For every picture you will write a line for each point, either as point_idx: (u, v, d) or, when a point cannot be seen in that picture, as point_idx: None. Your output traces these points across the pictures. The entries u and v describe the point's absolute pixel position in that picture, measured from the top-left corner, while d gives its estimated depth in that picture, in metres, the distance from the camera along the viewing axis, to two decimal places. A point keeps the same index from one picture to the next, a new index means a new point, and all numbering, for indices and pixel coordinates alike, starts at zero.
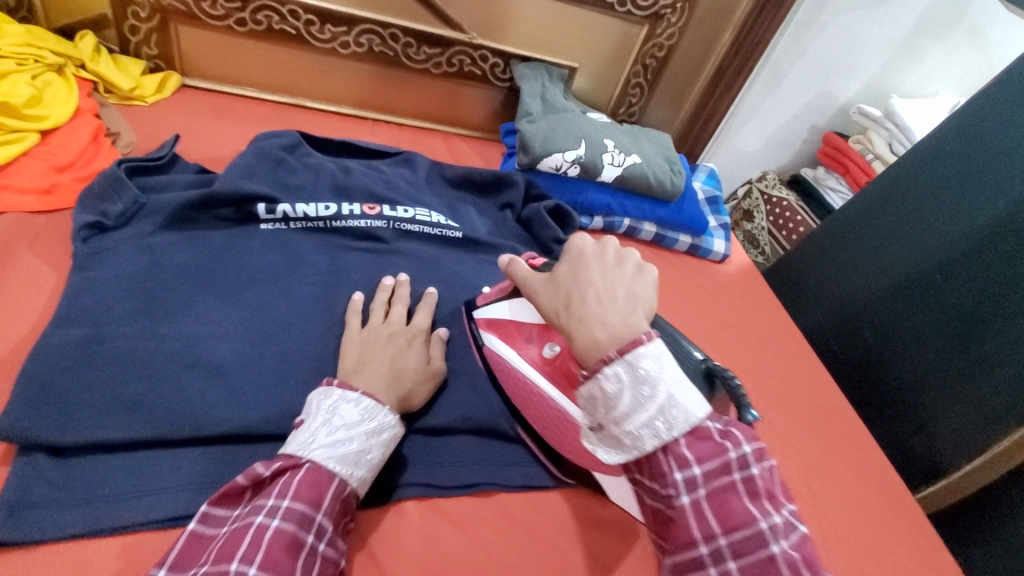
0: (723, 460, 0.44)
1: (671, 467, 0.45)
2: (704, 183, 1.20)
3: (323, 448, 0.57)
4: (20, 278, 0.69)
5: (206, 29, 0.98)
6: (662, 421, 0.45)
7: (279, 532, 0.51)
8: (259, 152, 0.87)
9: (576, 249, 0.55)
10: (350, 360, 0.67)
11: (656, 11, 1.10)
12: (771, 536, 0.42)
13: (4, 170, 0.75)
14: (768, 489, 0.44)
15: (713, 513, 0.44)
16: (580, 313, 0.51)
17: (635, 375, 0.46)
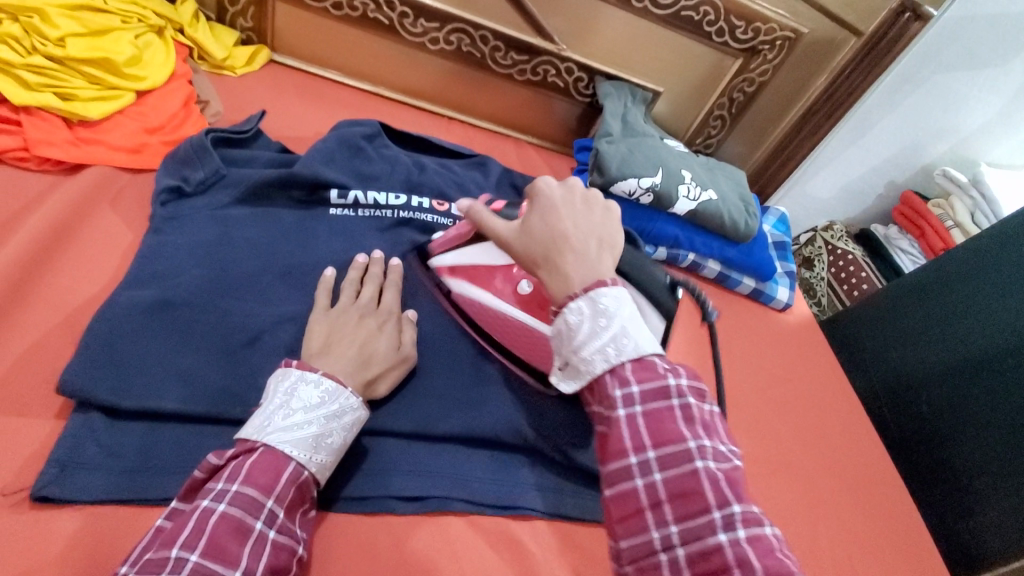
0: (662, 385, 0.49)
1: (614, 385, 0.50)
2: (773, 228, 1.16)
3: (279, 432, 0.54)
4: (99, 231, 0.69)
5: (302, 8, 0.98)
6: (614, 347, 0.50)
7: (225, 516, 0.48)
8: (339, 138, 0.87)
9: (546, 195, 0.58)
10: (316, 341, 0.64)
11: (754, 46, 1.06)
12: (697, 454, 0.47)
13: (97, 126, 0.74)
14: (701, 418, 0.49)
15: (645, 429, 0.48)
16: (560, 265, 0.54)
17: (596, 307, 0.51)
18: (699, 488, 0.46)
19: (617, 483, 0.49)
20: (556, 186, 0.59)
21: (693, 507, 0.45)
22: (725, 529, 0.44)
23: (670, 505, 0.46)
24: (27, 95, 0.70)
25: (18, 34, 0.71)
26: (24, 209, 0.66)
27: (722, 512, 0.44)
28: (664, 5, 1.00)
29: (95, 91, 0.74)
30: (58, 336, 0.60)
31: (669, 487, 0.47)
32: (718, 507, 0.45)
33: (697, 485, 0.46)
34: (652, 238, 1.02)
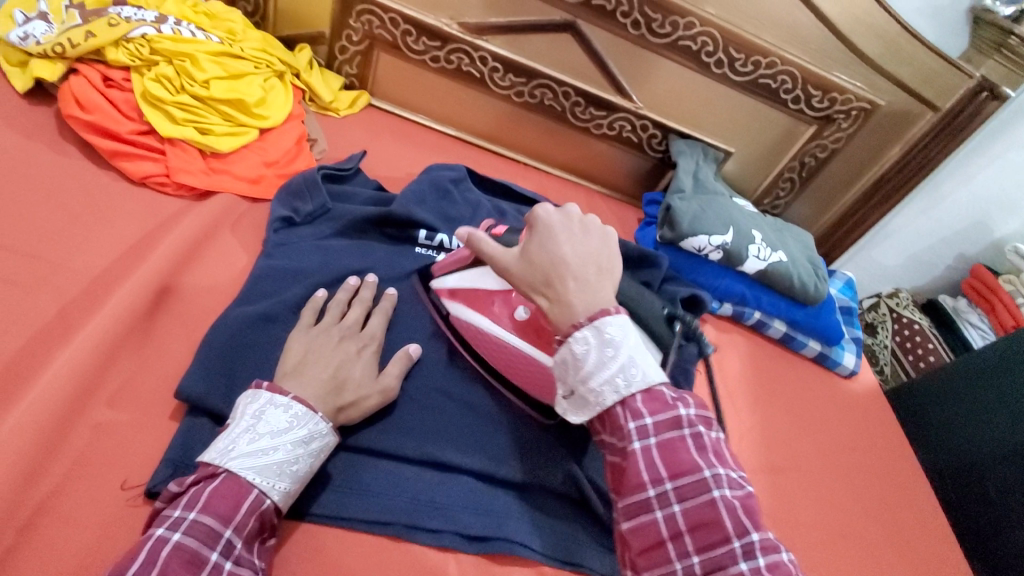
0: (673, 416, 0.52)
1: (626, 418, 0.52)
2: (840, 292, 1.16)
3: (241, 458, 0.54)
4: (218, 253, 0.76)
5: (403, 59, 1.07)
6: (622, 378, 0.52)
7: (178, 547, 0.48)
8: (431, 181, 0.93)
9: (544, 220, 0.57)
10: (290, 360, 0.63)
11: (828, 114, 1.09)
12: (712, 482, 0.49)
13: (226, 158, 0.82)
14: (712, 447, 0.52)
15: (661, 460, 0.51)
16: (563, 293, 0.55)
17: (601, 337, 0.53)
18: (717, 517, 0.48)
19: (636, 516, 0.51)
20: (554, 211, 0.58)
21: (713, 535, 0.48)
22: (745, 559, 0.46)
23: (690, 536, 0.48)
24: (172, 128, 0.78)
25: (171, 75, 0.80)
26: (159, 228, 0.74)
27: (741, 540, 0.46)
28: (742, 72, 1.04)
29: (226, 127, 0.82)
30: (178, 346, 0.66)
31: (688, 518, 0.49)
32: (737, 536, 0.47)
33: (714, 515, 0.48)
34: (719, 294, 1.03)
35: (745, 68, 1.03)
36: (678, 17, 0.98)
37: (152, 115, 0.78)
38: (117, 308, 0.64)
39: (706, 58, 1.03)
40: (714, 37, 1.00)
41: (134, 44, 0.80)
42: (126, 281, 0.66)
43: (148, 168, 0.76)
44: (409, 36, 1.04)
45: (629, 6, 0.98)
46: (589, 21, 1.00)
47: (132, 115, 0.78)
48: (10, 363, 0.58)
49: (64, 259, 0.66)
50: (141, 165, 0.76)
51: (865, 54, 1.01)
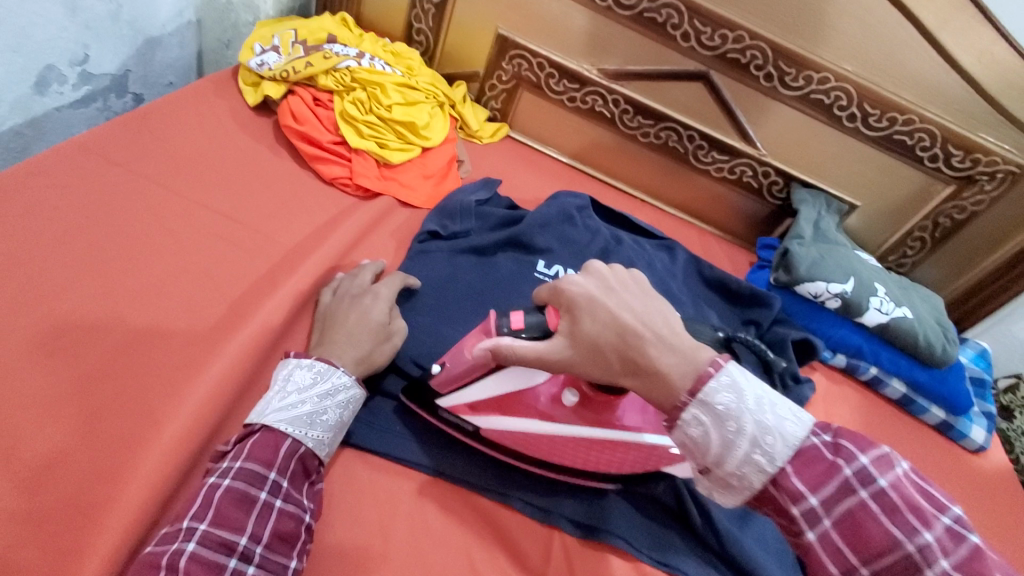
0: (839, 481, 0.46)
1: (787, 501, 0.48)
2: (971, 361, 1.09)
3: (275, 413, 0.62)
4: (378, 245, 0.89)
5: (542, 98, 1.20)
6: (761, 454, 0.48)
7: (228, 491, 0.56)
8: (559, 207, 1.03)
9: (584, 297, 0.55)
10: (314, 337, 0.72)
11: (970, 175, 1.06)
12: (921, 561, 0.42)
13: (394, 169, 0.98)
14: (907, 503, 0.44)
15: (844, 541, 0.46)
16: (643, 361, 0.51)
17: (715, 415, 0.48)
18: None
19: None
20: (581, 282, 0.57)
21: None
22: None
23: None
24: (359, 140, 0.95)
25: (364, 99, 0.98)
26: (337, 218, 0.89)
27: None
28: (876, 128, 1.05)
29: (399, 143, 0.98)
30: None
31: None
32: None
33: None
34: (834, 344, 1.02)
35: (879, 123, 1.04)
36: (813, 72, 1.02)
37: (345, 129, 0.95)
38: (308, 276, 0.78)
39: (838, 111, 1.05)
40: (848, 92, 1.02)
41: (340, 74, 0.99)
42: (315, 256, 0.81)
43: (337, 171, 0.93)
44: (552, 79, 1.17)
45: (763, 59, 1.03)
46: (722, 71, 1.07)
47: (331, 129, 0.96)
48: (231, 306, 0.73)
49: (269, 233, 0.83)
50: (332, 168, 0.93)
51: (1016, 116, 0.98)
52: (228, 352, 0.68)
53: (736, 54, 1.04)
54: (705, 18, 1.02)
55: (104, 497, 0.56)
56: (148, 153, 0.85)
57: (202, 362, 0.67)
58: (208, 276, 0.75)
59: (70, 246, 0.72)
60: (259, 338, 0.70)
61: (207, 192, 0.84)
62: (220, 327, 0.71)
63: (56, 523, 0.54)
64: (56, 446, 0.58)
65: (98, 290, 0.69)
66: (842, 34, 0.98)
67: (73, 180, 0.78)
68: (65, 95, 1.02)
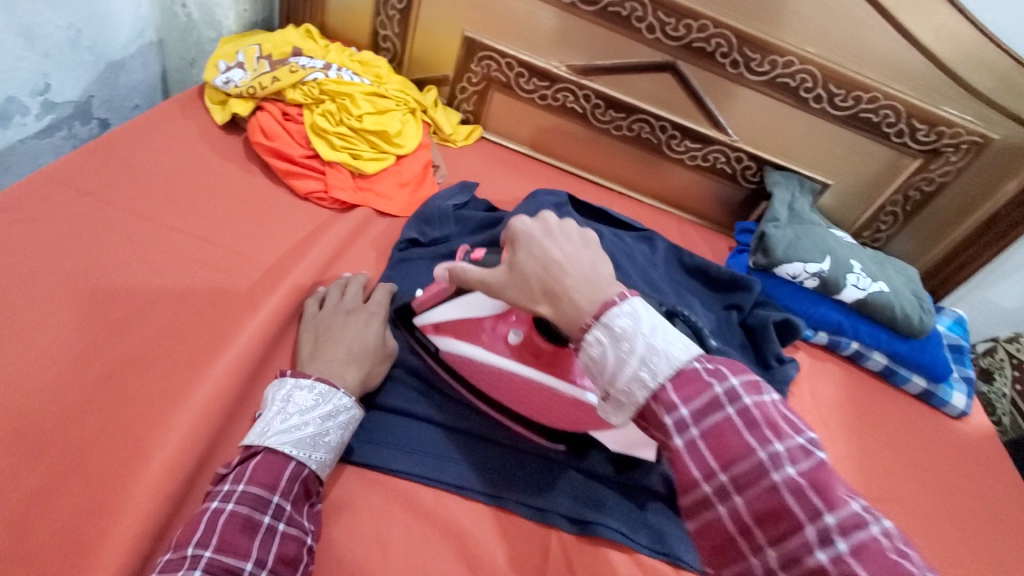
0: (751, 461, 0.44)
1: (694, 471, 0.47)
2: (949, 329, 1.12)
3: (278, 435, 0.62)
4: (358, 257, 0.89)
5: (514, 97, 1.20)
6: (647, 369, 0.48)
7: (232, 515, 0.55)
8: (538, 207, 1.04)
9: (522, 232, 0.56)
10: (307, 349, 0.72)
11: (936, 148, 1.08)
12: (816, 542, 0.41)
13: (369, 179, 0.98)
14: (813, 485, 0.42)
15: (752, 519, 0.44)
16: (561, 295, 0.52)
17: (613, 334, 0.49)
18: (783, 504, 0.43)
19: (698, 515, 0.47)
20: (529, 220, 0.57)
21: (782, 527, 0.42)
22: None
23: None
24: (331, 153, 0.94)
25: (334, 111, 0.97)
26: (314, 233, 0.89)
27: (815, 526, 0.41)
28: (842, 107, 1.07)
29: (372, 154, 0.98)
30: None
31: (751, 510, 0.44)
32: (810, 521, 0.41)
33: (778, 501, 0.43)
34: (814, 322, 1.04)
35: (844, 103, 1.06)
36: (778, 56, 1.04)
37: (316, 142, 0.95)
38: (289, 294, 0.78)
39: (805, 93, 1.07)
40: (813, 74, 1.04)
41: (308, 86, 0.98)
42: (294, 272, 0.81)
43: (311, 186, 0.93)
44: (522, 78, 1.17)
45: (728, 47, 1.04)
46: (689, 61, 1.08)
47: (303, 143, 0.96)
48: (213, 329, 0.73)
49: (247, 253, 0.82)
50: (306, 183, 0.93)
51: (976, 88, 1.00)
52: (213, 376, 0.67)
53: (701, 43, 1.05)
54: (669, 9, 1.03)
55: (95, 533, 0.55)
56: (117, 180, 0.84)
57: (187, 389, 0.67)
58: (187, 300, 0.74)
59: (43, 281, 0.70)
60: (244, 359, 0.70)
61: (181, 216, 0.83)
62: (203, 351, 0.70)
63: (47, 565, 0.53)
64: (44, 485, 0.57)
65: (75, 324, 0.68)
66: (804, 17, 1.00)
67: (41, 213, 0.76)
68: (27, 125, 1.00)
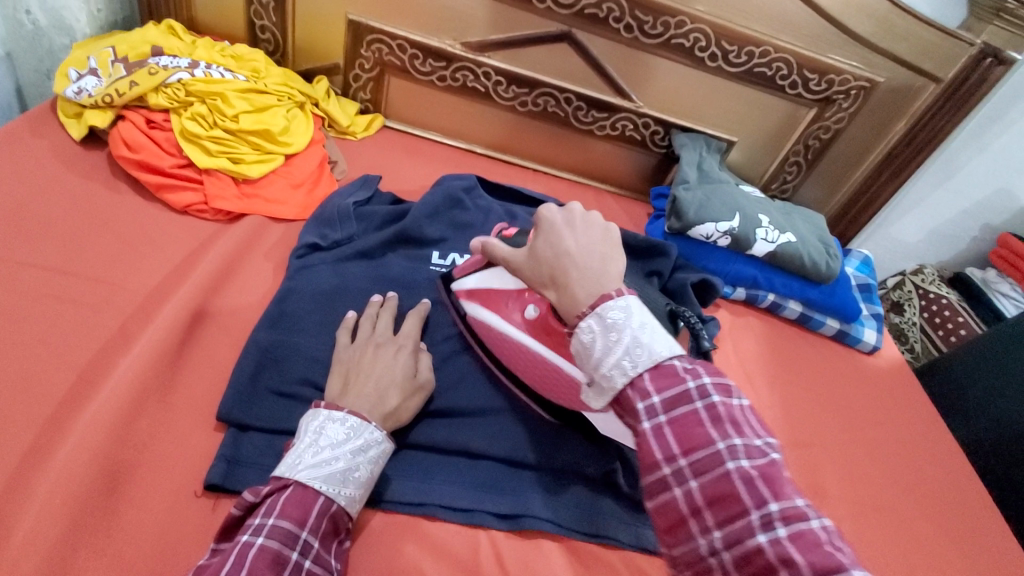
0: (683, 390, 0.45)
1: (635, 399, 0.46)
2: (857, 271, 1.16)
3: (308, 469, 0.57)
4: (250, 268, 0.82)
5: (411, 81, 1.15)
6: (629, 361, 0.47)
7: (262, 549, 0.51)
8: (444, 192, 0.98)
9: (546, 221, 0.55)
10: (336, 384, 0.66)
11: (828, 95, 1.11)
12: (727, 455, 0.43)
13: (256, 183, 0.91)
14: (731, 416, 0.45)
15: (674, 437, 0.44)
16: (563, 285, 0.51)
17: (604, 322, 0.48)
18: (734, 490, 0.42)
19: (657, 495, 0.45)
20: (556, 207, 0.55)
21: (731, 512, 0.42)
22: (767, 530, 0.40)
23: (709, 511, 0.43)
24: (208, 159, 0.87)
25: (205, 113, 0.90)
26: (199, 249, 0.82)
27: (759, 513, 0.41)
28: (737, 64, 1.07)
29: (255, 155, 0.91)
30: (220, 351, 0.72)
31: (706, 494, 0.43)
32: (722, 441, 0.44)
33: (731, 488, 0.42)
34: (731, 279, 1.06)
35: (739, 59, 1.07)
36: (669, 17, 1.02)
37: (189, 149, 0.87)
38: (171, 321, 0.71)
39: (700, 53, 1.07)
40: (706, 33, 1.04)
41: (172, 88, 0.90)
42: (177, 296, 0.74)
43: (189, 198, 0.85)
44: (417, 59, 1.11)
45: (620, 11, 1.02)
46: (584, 29, 1.06)
47: (173, 151, 0.88)
48: (84, 372, 0.65)
49: (120, 281, 0.74)
50: (183, 196, 0.85)
51: (858, 34, 1.03)
52: (83, 424, 0.60)
53: (593, 9, 1.02)
54: None
55: None
56: None
57: (54, 443, 0.59)
58: (51, 343, 0.66)
59: None
60: (120, 401, 0.63)
61: (37, 248, 0.74)
62: (72, 400, 0.63)
63: None
64: None
65: None
66: None
67: None
68: None
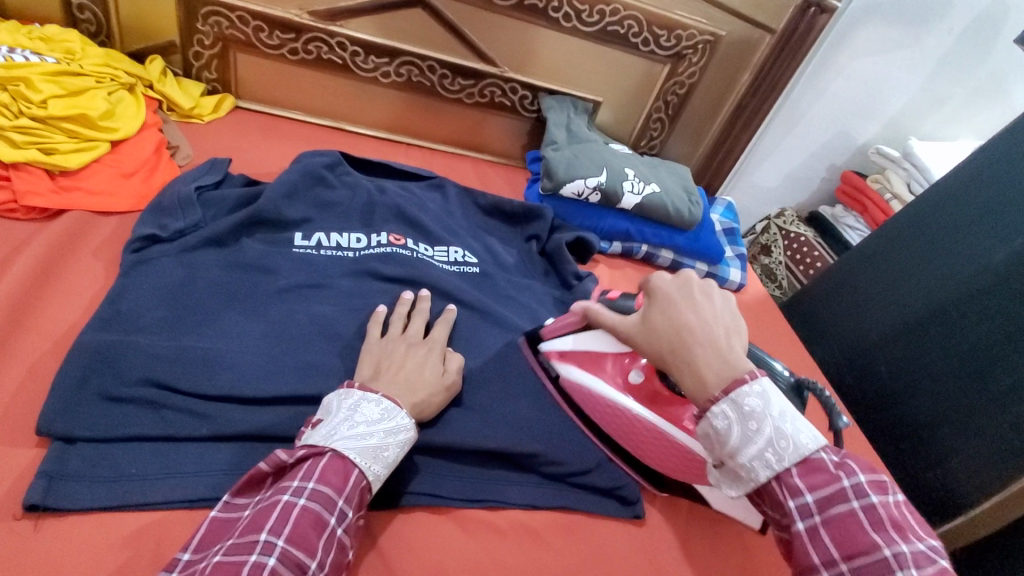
0: (836, 489, 0.50)
1: (786, 496, 0.51)
2: (721, 216, 1.24)
3: (344, 440, 0.57)
4: (74, 269, 0.74)
5: (260, 56, 1.07)
6: (773, 453, 0.52)
7: (306, 509, 0.52)
8: (304, 169, 0.93)
9: (661, 291, 0.59)
10: (367, 368, 0.67)
11: (678, 51, 1.16)
12: (896, 563, 0.46)
13: (77, 175, 0.82)
14: (893, 520, 0.48)
15: (833, 542, 0.49)
16: (690, 361, 0.55)
17: (741, 411, 0.52)
18: None
19: None
20: (670, 278, 0.60)
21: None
22: None
23: None
24: (13, 152, 0.77)
25: (6, 101, 0.80)
26: (9, 253, 0.72)
27: None
28: (591, 23, 1.10)
29: (73, 143, 0.82)
30: (39, 361, 0.64)
31: None
32: (886, 545, 0.47)
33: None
34: (605, 233, 1.09)
35: (592, 18, 1.09)
36: None
37: None
38: None
39: (554, 13, 1.07)
40: None
41: None
42: None
43: None
44: (262, 31, 1.04)
45: None
46: None
47: None
48: None
49: None
50: None
51: None
52: None
53: None
54: None
55: None
56: None
57: None
58: None
59: None
60: None
61: None
62: None
63: None
64: None
65: None
66: None
67: None
68: None
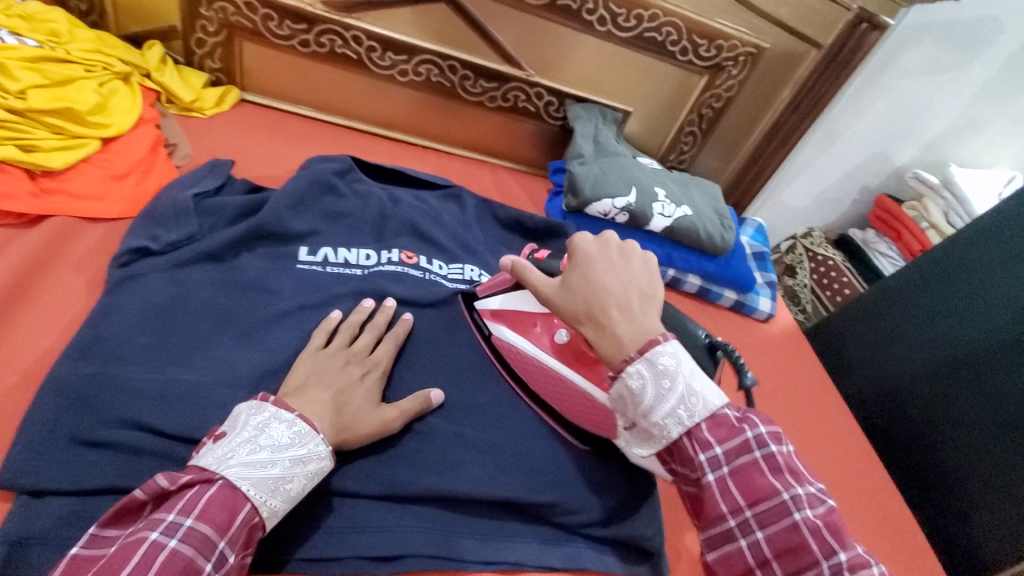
0: (744, 441, 0.47)
1: (695, 450, 0.48)
2: (752, 239, 1.18)
3: (240, 466, 0.48)
4: (53, 286, 0.67)
5: (269, 46, 0.99)
6: (684, 410, 0.48)
7: (174, 554, 0.42)
8: (312, 176, 0.85)
9: (581, 253, 0.55)
10: (293, 382, 0.61)
11: (717, 62, 1.08)
12: (795, 505, 0.45)
13: (61, 176, 0.75)
14: (791, 465, 0.47)
15: (738, 490, 0.46)
16: (605, 323, 0.51)
17: (655, 369, 0.48)
18: (804, 542, 0.44)
19: (721, 546, 0.47)
20: (591, 239, 0.56)
21: (799, 563, 0.44)
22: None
23: (778, 562, 0.45)
24: None
25: None
26: None
27: (831, 563, 0.43)
28: (626, 28, 1.02)
29: (57, 140, 0.75)
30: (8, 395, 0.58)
31: (773, 546, 0.45)
32: (787, 490, 0.46)
33: (801, 539, 0.44)
34: None
35: (628, 23, 1.01)
36: None
37: None
38: None
39: (588, 16, 0.99)
40: None
41: None
42: None
43: None
44: (271, 20, 0.95)
45: None
46: None
47: None
48: None
49: None
50: None
51: None
52: None
53: None
54: None
55: None
56: None
57: None
58: None
59: None
60: None
61: None
62: None
63: None
64: None
65: None
66: None
67: None
68: None
